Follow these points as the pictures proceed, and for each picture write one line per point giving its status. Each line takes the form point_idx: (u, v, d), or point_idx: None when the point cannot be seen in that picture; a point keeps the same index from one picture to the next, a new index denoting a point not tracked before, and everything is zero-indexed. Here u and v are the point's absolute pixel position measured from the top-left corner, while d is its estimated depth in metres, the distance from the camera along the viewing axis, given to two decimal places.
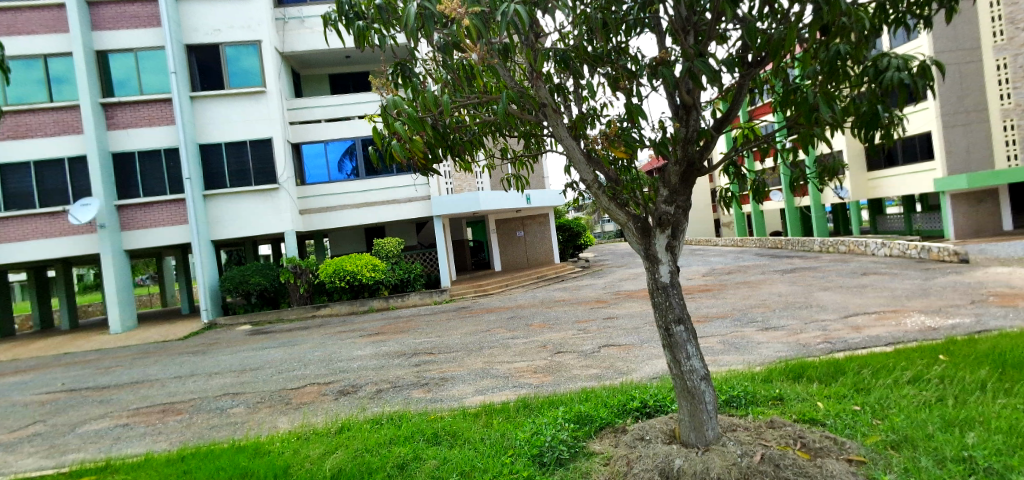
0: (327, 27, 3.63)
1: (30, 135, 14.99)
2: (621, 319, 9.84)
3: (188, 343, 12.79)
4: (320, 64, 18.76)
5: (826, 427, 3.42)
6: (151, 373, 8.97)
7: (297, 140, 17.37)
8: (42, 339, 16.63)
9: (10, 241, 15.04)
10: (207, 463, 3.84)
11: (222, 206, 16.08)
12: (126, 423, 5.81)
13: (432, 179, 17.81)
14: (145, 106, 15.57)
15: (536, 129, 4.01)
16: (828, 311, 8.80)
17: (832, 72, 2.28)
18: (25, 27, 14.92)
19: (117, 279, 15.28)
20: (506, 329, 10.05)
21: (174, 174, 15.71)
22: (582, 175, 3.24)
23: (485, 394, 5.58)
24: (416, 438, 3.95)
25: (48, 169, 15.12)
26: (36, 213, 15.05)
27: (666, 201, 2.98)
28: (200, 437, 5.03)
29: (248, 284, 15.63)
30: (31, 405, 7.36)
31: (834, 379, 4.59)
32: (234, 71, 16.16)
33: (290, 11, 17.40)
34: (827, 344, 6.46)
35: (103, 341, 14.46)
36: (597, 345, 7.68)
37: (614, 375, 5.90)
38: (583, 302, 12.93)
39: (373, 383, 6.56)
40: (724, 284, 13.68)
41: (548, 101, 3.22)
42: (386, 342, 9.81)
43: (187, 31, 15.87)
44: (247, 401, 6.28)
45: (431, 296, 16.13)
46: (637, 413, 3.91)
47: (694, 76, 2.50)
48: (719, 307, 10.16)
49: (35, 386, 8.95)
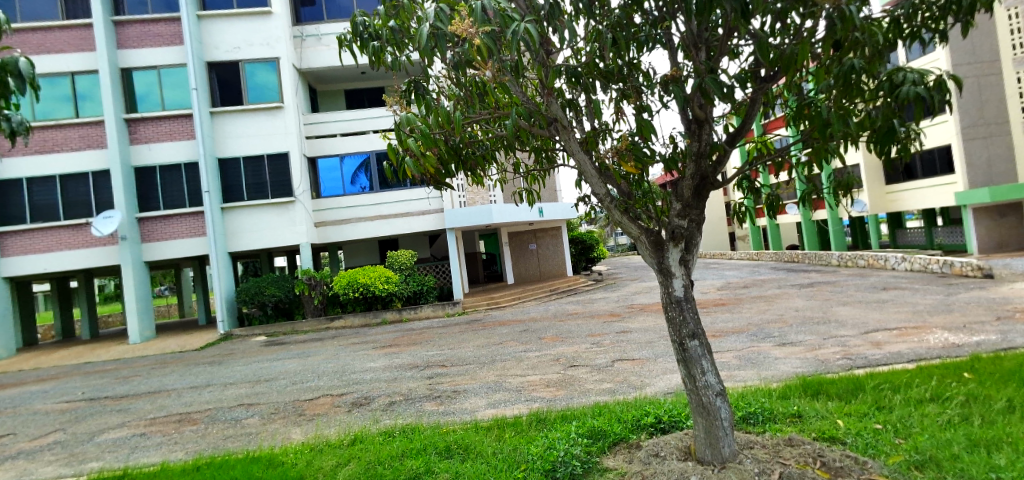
0: (342, 47, 3.68)
1: (56, 150, 15.47)
2: (634, 333, 9.72)
3: (204, 353, 12.97)
4: (336, 80, 19.16)
5: (846, 446, 3.34)
6: (168, 383, 9.10)
7: (312, 154, 17.63)
8: (62, 348, 16.95)
9: (33, 252, 15.45)
10: (221, 473, 3.89)
11: (239, 218, 16.34)
12: (143, 432, 5.90)
13: (446, 192, 18.06)
14: (167, 122, 15.98)
15: (548, 144, 4.04)
16: (847, 327, 8.63)
17: (848, 87, 2.25)
18: (53, 46, 15.47)
19: (137, 290, 15.55)
20: (519, 341, 10.04)
21: (193, 186, 16.05)
22: (594, 189, 3.22)
23: (497, 407, 5.57)
24: (428, 452, 3.94)
25: (73, 182, 15.56)
26: (59, 225, 15.47)
27: (679, 214, 2.96)
28: (215, 447, 5.08)
29: (264, 295, 15.82)
30: (52, 413, 7.51)
31: (854, 396, 4.50)
32: (253, 86, 16.53)
33: (308, 29, 17.81)
34: (845, 361, 6.32)
35: (122, 351, 14.71)
36: (611, 359, 7.62)
37: (627, 390, 5.85)
38: (596, 315, 12.87)
39: (386, 395, 6.57)
40: (740, 298, 13.50)
41: (560, 116, 3.23)
42: (399, 354, 9.84)
43: (209, 48, 16.30)
44: (262, 412, 6.33)
45: (444, 308, 16.22)
46: (652, 429, 3.85)
47: (705, 91, 2.50)
48: (735, 322, 10.03)
49: (56, 394, 9.14)
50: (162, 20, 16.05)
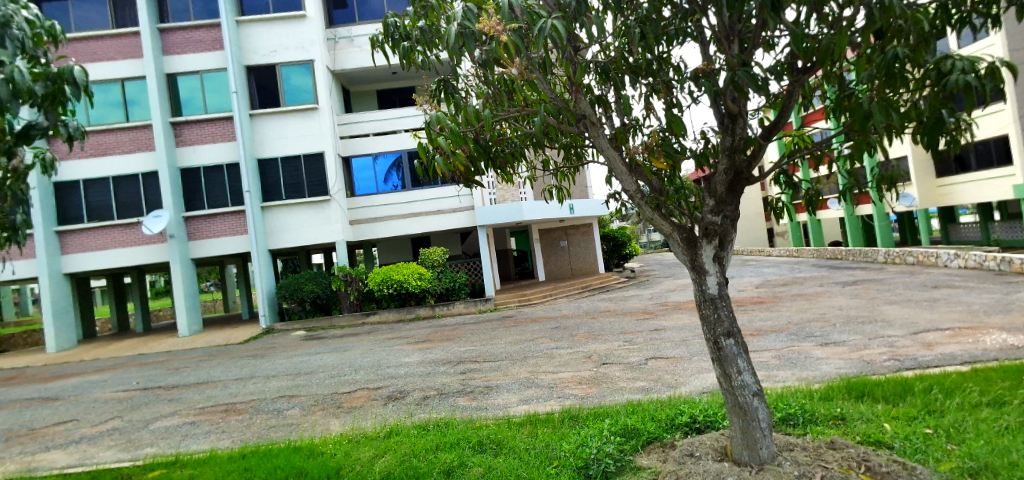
0: (374, 48, 3.76)
1: (110, 153, 16.36)
2: (668, 331, 9.58)
3: (247, 347, 13.50)
4: (369, 80, 19.52)
5: (893, 451, 3.21)
6: (214, 374, 9.53)
7: (347, 154, 18.04)
8: (118, 341, 17.96)
9: (91, 250, 16.40)
10: (265, 462, 4.04)
11: (279, 216, 16.91)
12: (193, 421, 6.21)
13: (476, 190, 18.20)
14: (210, 124, 16.66)
15: (577, 141, 4.02)
16: (895, 327, 8.25)
17: (891, 76, 2.16)
18: (106, 55, 16.35)
19: (185, 285, 16.31)
20: (551, 339, 10.04)
21: (235, 186, 16.69)
22: (625, 185, 3.19)
23: (530, 404, 5.59)
24: (461, 446, 4.00)
25: (125, 183, 16.43)
26: (114, 224, 16.37)
27: (713, 210, 2.90)
28: (260, 436, 5.30)
29: (303, 291, 16.33)
30: (110, 402, 7.98)
31: (902, 400, 4.30)
32: (290, 89, 17.04)
33: (340, 31, 18.20)
34: (893, 362, 6.05)
35: (172, 343, 15.48)
36: (644, 358, 7.52)
37: (661, 388, 5.78)
38: (629, 312, 12.73)
39: (420, 390, 6.69)
40: (779, 297, 13.08)
41: (589, 113, 3.21)
42: (432, 350, 9.99)
43: (248, 53, 16.88)
44: (302, 404, 6.56)
45: (476, 305, 16.37)
46: (686, 429, 3.80)
47: (738, 86, 2.44)
48: (774, 320, 9.74)
49: (113, 384, 9.70)
50: (204, 27, 16.72)
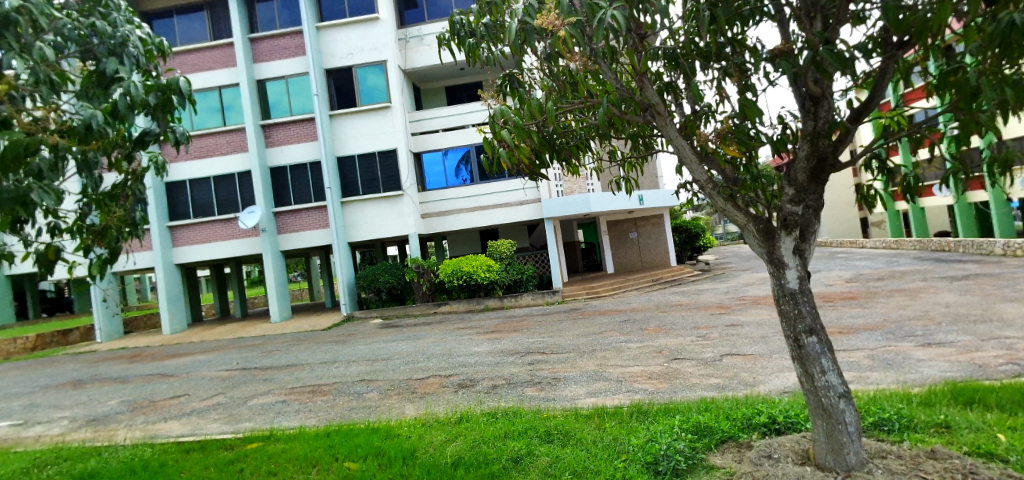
0: (441, 46, 3.87)
1: (211, 155, 18.06)
2: (745, 327, 9.12)
3: (331, 333, 14.47)
4: (437, 77, 20.05)
5: (1008, 464, 2.88)
6: (302, 358, 10.32)
7: (418, 150, 18.69)
8: (221, 325, 19.89)
9: (197, 243, 18.22)
10: (347, 441, 4.35)
11: (356, 210, 17.86)
12: (285, 399, 6.78)
13: (542, 183, 18.24)
14: (294, 125, 17.89)
15: (645, 130, 3.91)
16: (1015, 327, 7.31)
17: (1004, 48, 1.91)
18: (206, 66, 18.01)
19: (276, 275, 17.72)
20: (619, 332, 9.89)
21: (318, 183, 17.85)
22: (695, 175, 3.07)
23: (598, 397, 5.57)
24: (529, 435, 4.07)
25: (224, 182, 18.07)
26: (215, 219, 18.08)
27: (793, 200, 2.73)
28: (343, 416, 5.70)
29: (379, 281, 17.21)
30: (215, 379, 8.88)
31: (1022, 409, 3.83)
32: (365, 89, 17.89)
33: (411, 31, 18.81)
34: (1011, 367, 5.38)
35: (266, 328, 16.92)
36: (719, 354, 7.22)
37: (737, 386, 5.53)
38: (703, 307, 12.23)
39: (489, 379, 6.85)
40: (873, 292, 12.01)
41: (656, 101, 3.11)
42: (501, 340, 10.18)
43: (327, 56, 17.88)
44: (380, 388, 6.95)
45: (544, 297, 16.45)
46: (765, 429, 3.62)
47: (819, 66, 2.27)
48: (866, 318, 8.97)
49: (217, 364, 10.78)
50: (288, 34, 17.93)
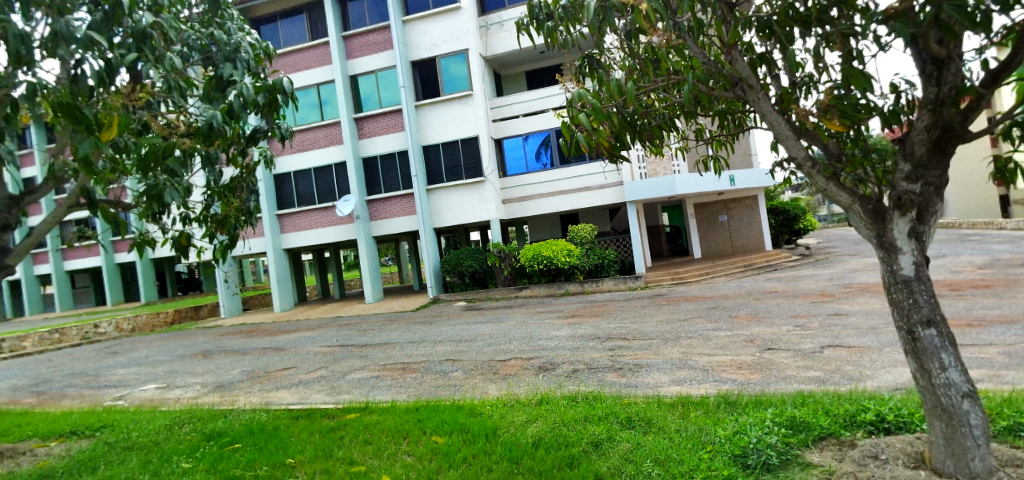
0: (520, 31, 3.88)
1: (310, 148, 19.57)
2: (851, 317, 8.34)
3: (419, 314, 15.26)
4: (517, 63, 20.08)
5: None
6: (393, 337, 10.98)
7: (498, 136, 18.93)
8: (322, 305, 21.68)
9: (300, 229, 19.92)
10: (434, 415, 4.61)
11: (440, 197, 18.52)
12: (378, 375, 7.30)
13: (624, 165, 17.75)
14: (383, 117, 18.84)
15: (735, 106, 3.66)
16: None
17: None
18: (305, 65, 19.44)
19: (369, 259, 18.95)
20: (707, 319, 9.46)
21: (405, 172, 18.73)
22: (791, 153, 2.83)
23: (682, 385, 5.40)
24: (609, 420, 4.05)
25: (322, 172, 19.52)
26: (315, 207, 19.64)
27: (909, 177, 2.44)
28: (430, 393, 6.03)
29: (463, 265, 17.80)
30: (319, 354, 9.74)
31: None
32: (447, 79, 18.37)
33: (491, 18, 18.96)
34: None
35: (361, 309, 18.21)
36: (819, 345, 6.68)
37: (840, 380, 5.10)
38: (802, 294, 11.33)
39: (570, 363, 6.89)
40: (1014, 280, 10.43)
41: (747, 75, 2.88)
42: (582, 325, 10.16)
43: (411, 49, 18.54)
44: (464, 367, 7.25)
45: (626, 282, 16.12)
46: (871, 428, 3.31)
47: (943, 24, 1.99)
48: (1004, 310, 7.83)
49: (320, 340, 11.79)
50: (376, 30, 18.82)
